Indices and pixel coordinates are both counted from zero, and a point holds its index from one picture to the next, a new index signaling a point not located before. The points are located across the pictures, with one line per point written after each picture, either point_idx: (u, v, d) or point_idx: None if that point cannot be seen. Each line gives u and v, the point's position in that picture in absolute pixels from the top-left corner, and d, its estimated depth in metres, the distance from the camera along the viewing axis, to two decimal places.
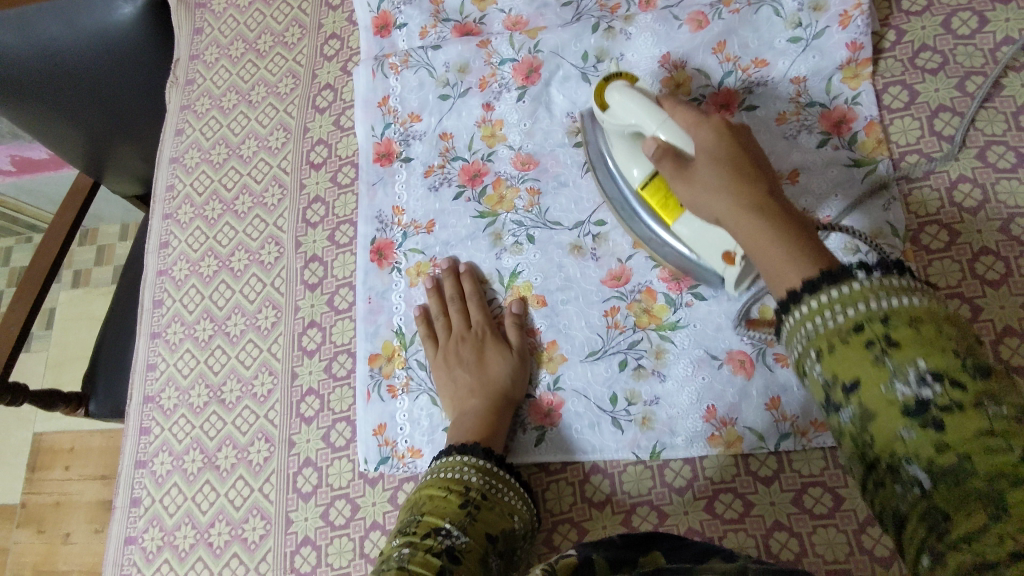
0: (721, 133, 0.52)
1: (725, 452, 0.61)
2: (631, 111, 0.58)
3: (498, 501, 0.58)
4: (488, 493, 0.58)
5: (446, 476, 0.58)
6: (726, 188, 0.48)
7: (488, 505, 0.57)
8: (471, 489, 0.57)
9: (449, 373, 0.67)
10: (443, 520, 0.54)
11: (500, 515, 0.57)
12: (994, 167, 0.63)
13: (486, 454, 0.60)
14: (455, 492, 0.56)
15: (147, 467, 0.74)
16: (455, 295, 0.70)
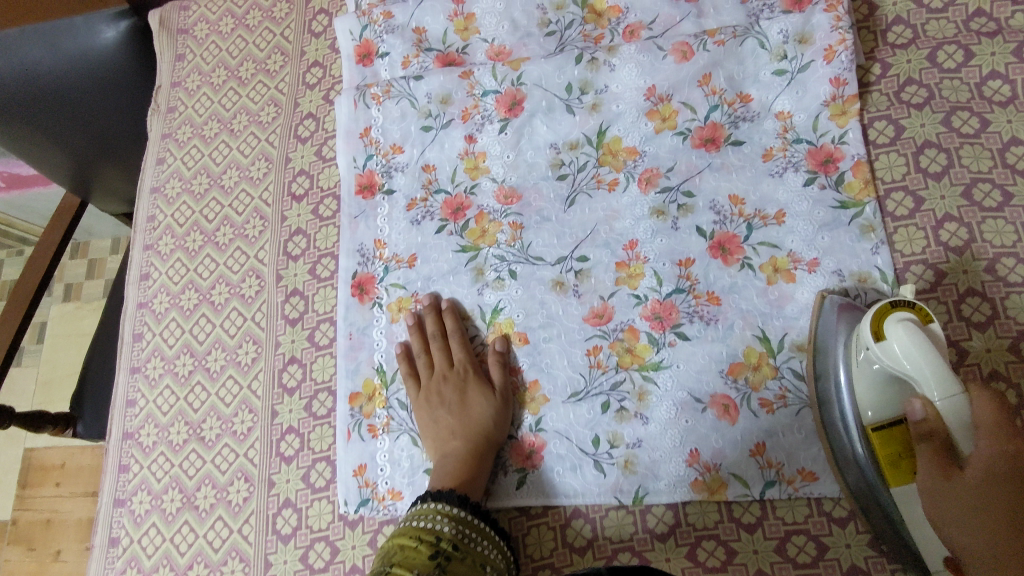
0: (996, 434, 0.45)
1: (708, 499, 0.60)
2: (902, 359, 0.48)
3: (470, 552, 0.57)
4: (460, 543, 0.57)
5: (417, 525, 0.57)
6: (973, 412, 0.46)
7: (459, 556, 0.56)
8: (442, 539, 0.57)
9: (430, 414, 0.66)
10: (413, 572, 0.53)
11: (472, 566, 0.57)
12: (980, 206, 0.62)
13: (462, 502, 0.59)
14: (426, 542, 0.56)
15: (126, 506, 0.73)
16: (436, 333, 0.69)
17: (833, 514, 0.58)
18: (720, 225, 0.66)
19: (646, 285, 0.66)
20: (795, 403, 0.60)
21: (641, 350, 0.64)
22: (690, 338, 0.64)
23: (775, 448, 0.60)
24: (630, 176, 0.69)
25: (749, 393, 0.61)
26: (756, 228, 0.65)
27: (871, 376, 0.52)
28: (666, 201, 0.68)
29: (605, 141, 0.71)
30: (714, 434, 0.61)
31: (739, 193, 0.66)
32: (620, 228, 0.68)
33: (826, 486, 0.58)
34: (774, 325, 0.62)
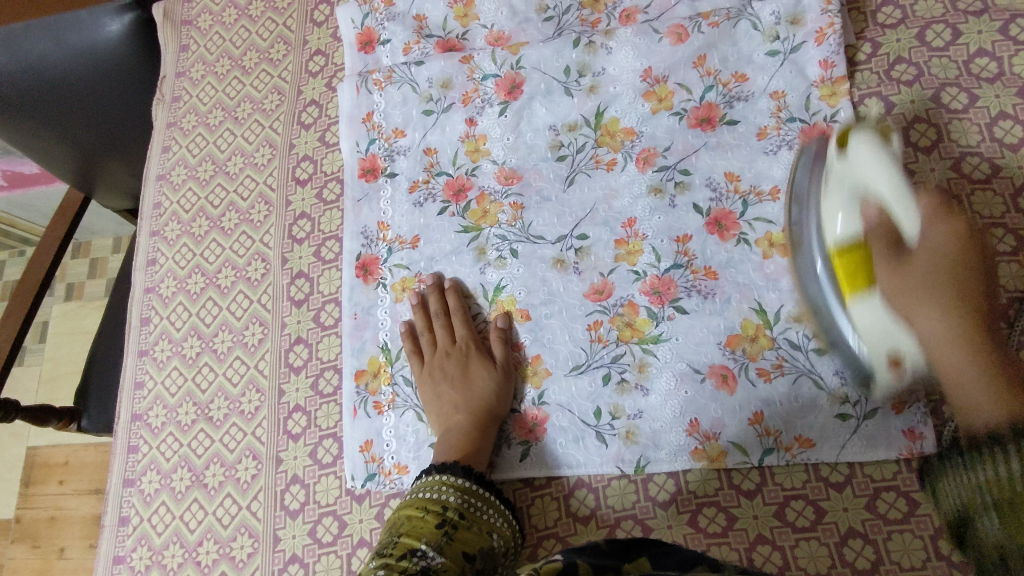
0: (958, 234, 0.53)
1: (708, 467, 0.62)
2: (866, 168, 0.53)
3: (476, 520, 0.58)
4: (466, 512, 0.58)
5: (424, 497, 0.59)
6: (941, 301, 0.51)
7: (466, 524, 0.57)
8: (448, 509, 0.58)
9: (435, 388, 0.68)
10: (420, 540, 0.54)
11: (478, 535, 0.57)
12: (968, 178, 0.64)
13: (467, 472, 0.61)
14: (433, 512, 0.57)
15: (136, 486, 0.74)
16: (439, 311, 0.70)
17: (830, 479, 0.60)
18: (715, 202, 0.68)
19: (644, 261, 0.68)
20: (792, 372, 0.62)
21: (640, 324, 0.66)
22: (688, 312, 0.65)
23: (773, 416, 0.61)
24: (628, 156, 0.71)
25: (747, 363, 0.63)
26: (751, 204, 0.67)
27: (840, 197, 0.54)
28: (663, 179, 0.69)
29: (603, 122, 0.72)
30: (713, 404, 0.62)
31: (734, 171, 0.68)
32: (619, 206, 0.70)
33: (822, 452, 0.60)
34: (769, 298, 0.64)
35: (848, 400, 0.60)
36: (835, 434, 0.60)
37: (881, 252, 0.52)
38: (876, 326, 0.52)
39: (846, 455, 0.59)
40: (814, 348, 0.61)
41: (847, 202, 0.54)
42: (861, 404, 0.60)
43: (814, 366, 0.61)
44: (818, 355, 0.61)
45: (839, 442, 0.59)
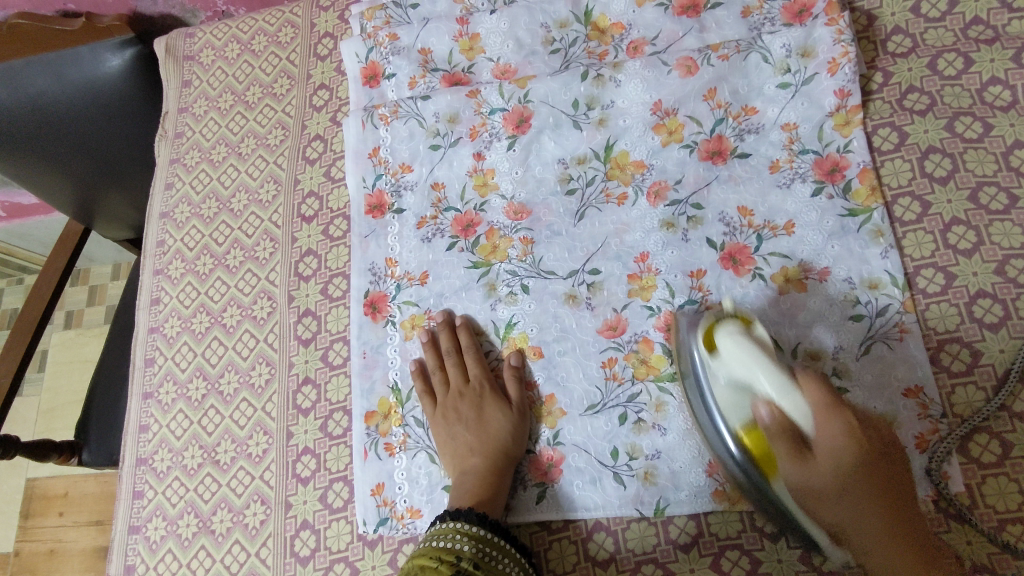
0: (854, 428, 0.52)
1: (730, 508, 0.60)
2: (742, 360, 0.55)
3: (491, 570, 0.57)
4: (482, 562, 0.57)
5: (438, 546, 0.57)
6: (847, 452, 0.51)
7: (480, 575, 0.56)
8: (463, 558, 0.56)
9: (449, 430, 0.67)
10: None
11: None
12: (986, 209, 0.63)
13: (483, 520, 0.59)
14: (447, 563, 0.56)
15: (141, 532, 0.73)
16: (451, 349, 0.69)
17: None
18: (729, 236, 0.67)
19: (659, 297, 0.67)
20: None
21: (655, 361, 0.65)
22: None
23: None
24: (638, 190, 0.70)
25: None
26: (765, 238, 0.66)
27: None
28: (675, 214, 0.69)
29: (612, 155, 0.71)
30: None
31: (747, 205, 0.67)
32: (630, 240, 0.69)
33: None
34: (787, 335, 0.63)
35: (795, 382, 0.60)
36: None
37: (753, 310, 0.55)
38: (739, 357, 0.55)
39: None
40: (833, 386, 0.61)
41: (736, 398, 0.55)
42: None
43: None
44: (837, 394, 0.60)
45: None
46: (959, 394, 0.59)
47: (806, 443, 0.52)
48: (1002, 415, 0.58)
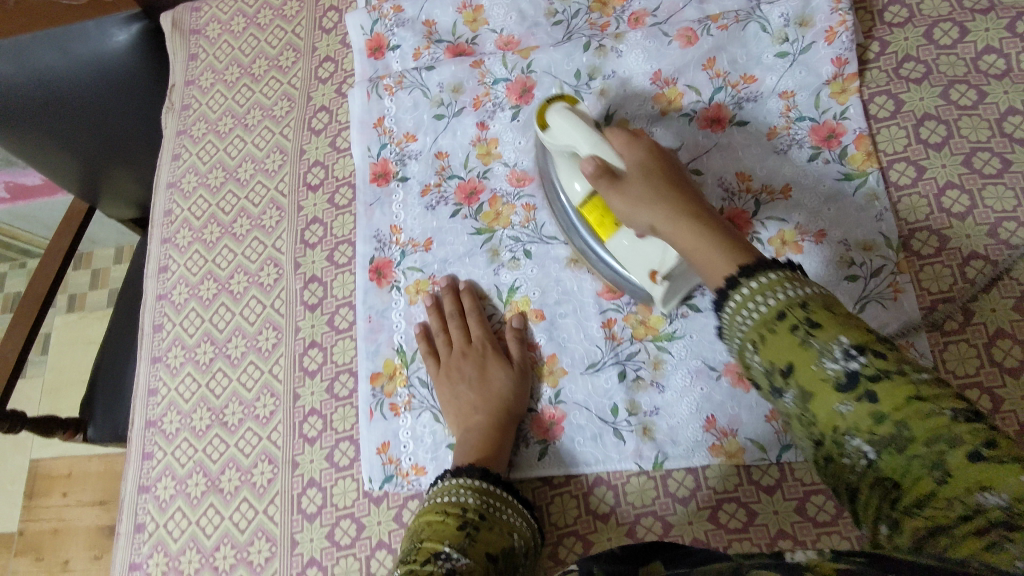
0: (652, 149, 0.57)
1: (726, 462, 0.62)
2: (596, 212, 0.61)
3: (497, 521, 0.58)
4: (486, 514, 0.58)
5: (442, 502, 0.59)
6: (665, 199, 0.53)
7: (487, 525, 0.57)
8: (469, 510, 0.58)
9: (453, 389, 0.68)
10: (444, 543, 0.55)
11: (501, 536, 0.58)
12: (980, 173, 0.65)
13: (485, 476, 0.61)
14: (454, 515, 0.57)
15: (151, 492, 0.74)
16: (455, 311, 0.71)
17: None
18: (728, 201, 0.68)
19: None
20: None
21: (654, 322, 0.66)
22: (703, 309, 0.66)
23: None
24: None
25: None
26: (763, 203, 0.67)
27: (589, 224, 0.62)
28: None
29: (613, 123, 0.73)
30: (730, 401, 0.63)
31: (745, 171, 0.68)
32: None
33: None
34: None
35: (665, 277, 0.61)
36: None
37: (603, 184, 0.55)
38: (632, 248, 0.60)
39: None
40: None
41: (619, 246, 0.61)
42: None
43: None
44: None
45: None
46: (951, 351, 0.61)
47: (619, 169, 0.55)
48: (993, 371, 0.59)
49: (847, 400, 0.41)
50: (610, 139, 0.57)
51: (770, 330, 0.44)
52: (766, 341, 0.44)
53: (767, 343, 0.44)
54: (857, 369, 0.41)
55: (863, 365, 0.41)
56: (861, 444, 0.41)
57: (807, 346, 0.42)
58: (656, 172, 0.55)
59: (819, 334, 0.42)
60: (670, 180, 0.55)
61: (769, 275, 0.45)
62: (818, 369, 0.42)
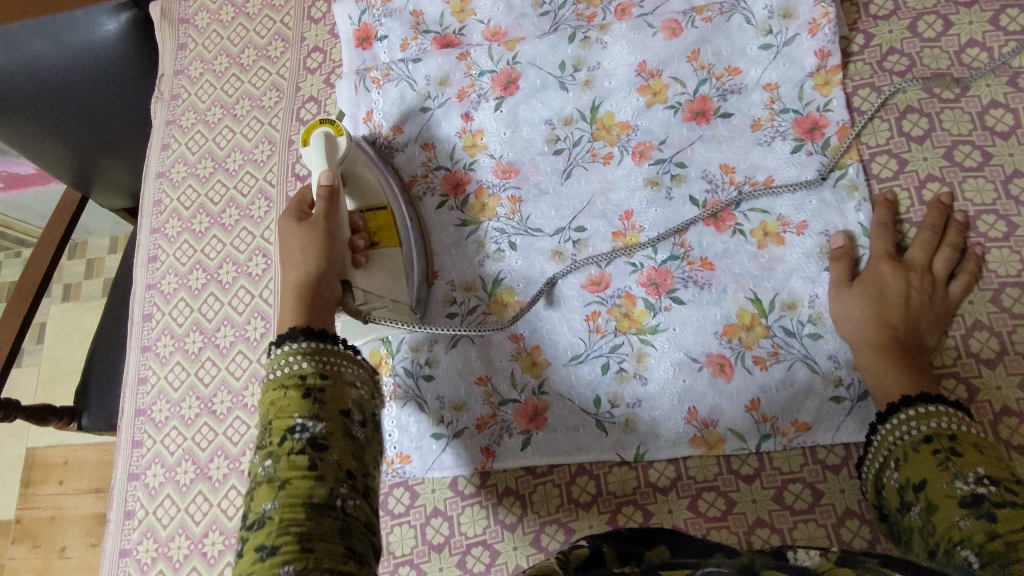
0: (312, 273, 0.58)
1: (707, 453, 0.63)
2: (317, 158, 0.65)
3: (336, 376, 0.50)
4: (330, 372, 0.50)
5: (274, 378, 0.49)
6: (298, 255, 0.59)
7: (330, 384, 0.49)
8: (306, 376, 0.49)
9: (838, 297, 0.62)
10: (294, 418, 0.47)
11: (342, 388, 0.50)
12: (960, 166, 0.65)
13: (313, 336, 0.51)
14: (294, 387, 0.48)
15: (141, 479, 0.75)
16: (885, 251, 0.63)
17: (827, 462, 0.61)
18: (711, 194, 0.69)
19: (642, 253, 0.69)
20: (786, 359, 0.63)
21: (638, 315, 0.67)
22: (685, 301, 0.66)
23: (770, 403, 0.62)
24: (624, 149, 0.72)
25: (743, 352, 0.64)
26: (746, 195, 0.68)
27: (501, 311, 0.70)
28: (660, 172, 0.70)
29: (598, 116, 0.73)
30: (711, 392, 0.64)
31: (729, 163, 0.69)
32: (616, 198, 0.71)
33: (819, 435, 0.61)
34: (765, 287, 0.65)
35: (455, 302, 0.72)
36: (831, 417, 0.61)
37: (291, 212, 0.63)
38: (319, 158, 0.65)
39: (842, 438, 0.61)
40: (809, 335, 0.63)
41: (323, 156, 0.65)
42: (855, 387, 0.61)
43: (809, 352, 0.62)
44: (813, 342, 0.63)
45: (835, 425, 0.61)
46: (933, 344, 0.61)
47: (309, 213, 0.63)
48: (970, 362, 0.60)
49: (967, 515, 0.45)
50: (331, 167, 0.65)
51: (913, 452, 0.51)
52: (906, 461, 0.51)
53: (908, 461, 0.51)
54: (984, 494, 0.45)
55: (990, 492, 0.45)
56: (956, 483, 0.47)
57: (943, 468, 0.48)
58: (878, 293, 0.61)
59: (957, 461, 0.48)
60: (904, 275, 0.61)
61: (930, 404, 0.53)
62: (947, 488, 0.47)
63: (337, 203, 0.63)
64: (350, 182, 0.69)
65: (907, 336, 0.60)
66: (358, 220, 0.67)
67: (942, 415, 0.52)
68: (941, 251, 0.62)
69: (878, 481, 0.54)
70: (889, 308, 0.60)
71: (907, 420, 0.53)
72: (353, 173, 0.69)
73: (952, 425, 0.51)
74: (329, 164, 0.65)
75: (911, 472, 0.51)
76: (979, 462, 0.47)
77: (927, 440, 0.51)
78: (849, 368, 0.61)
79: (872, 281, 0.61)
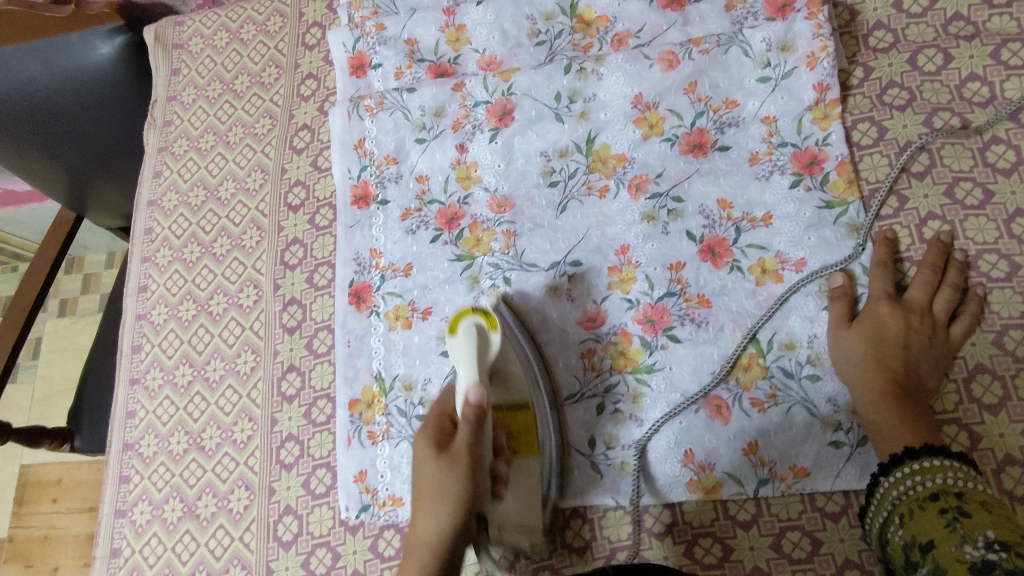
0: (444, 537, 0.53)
1: (703, 498, 0.62)
2: (463, 354, 0.56)
3: None
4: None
5: None
6: (441, 503, 0.53)
7: None
8: None
9: (837, 337, 0.61)
10: None
11: None
12: (961, 204, 0.64)
13: None
14: None
15: (127, 516, 0.74)
16: (885, 291, 0.62)
17: (826, 509, 0.60)
18: (708, 229, 0.67)
19: (638, 289, 0.68)
20: (785, 402, 0.61)
21: (634, 353, 0.66)
22: (681, 339, 0.65)
23: (768, 447, 0.61)
24: (620, 183, 0.71)
25: (740, 393, 0.62)
26: (743, 231, 0.67)
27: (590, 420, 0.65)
28: (655, 207, 0.69)
29: (594, 149, 0.72)
30: (708, 435, 0.62)
31: (727, 198, 0.68)
32: (611, 233, 0.70)
33: (818, 481, 0.60)
34: (762, 326, 0.64)
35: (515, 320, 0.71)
36: (830, 462, 0.60)
37: (428, 445, 0.56)
38: (467, 347, 0.56)
39: (841, 484, 0.59)
40: (808, 376, 0.62)
41: (470, 355, 0.56)
42: (854, 431, 0.60)
43: (808, 395, 0.61)
44: (812, 384, 0.61)
45: (834, 471, 0.60)
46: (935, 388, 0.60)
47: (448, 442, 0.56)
48: (972, 407, 0.59)
49: None
50: (475, 388, 0.54)
51: (918, 509, 0.50)
52: (912, 518, 0.50)
53: (914, 518, 0.50)
54: (996, 561, 0.44)
55: (1002, 558, 0.44)
56: (967, 547, 0.45)
57: (951, 530, 0.47)
58: (878, 336, 0.60)
59: (965, 522, 0.47)
60: (905, 317, 0.60)
61: (934, 458, 0.52)
62: (957, 552, 0.46)
63: (483, 440, 0.55)
64: (498, 377, 0.60)
65: (906, 380, 0.59)
66: (501, 438, 0.60)
67: (949, 470, 0.51)
68: (942, 291, 0.61)
69: (882, 535, 0.52)
70: (889, 351, 0.59)
71: (911, 473, 0.52)
72: (504, 367, 0.60)
73: (958, 480, 0.50)
74: (477, 370, 0.55)
75: (916, 530, 0.49)
76: (988, 524, 0.46)
77: (932, 496, 0.50)
78: (848, 412, 0.60)
79: (872, 323, 0.60)
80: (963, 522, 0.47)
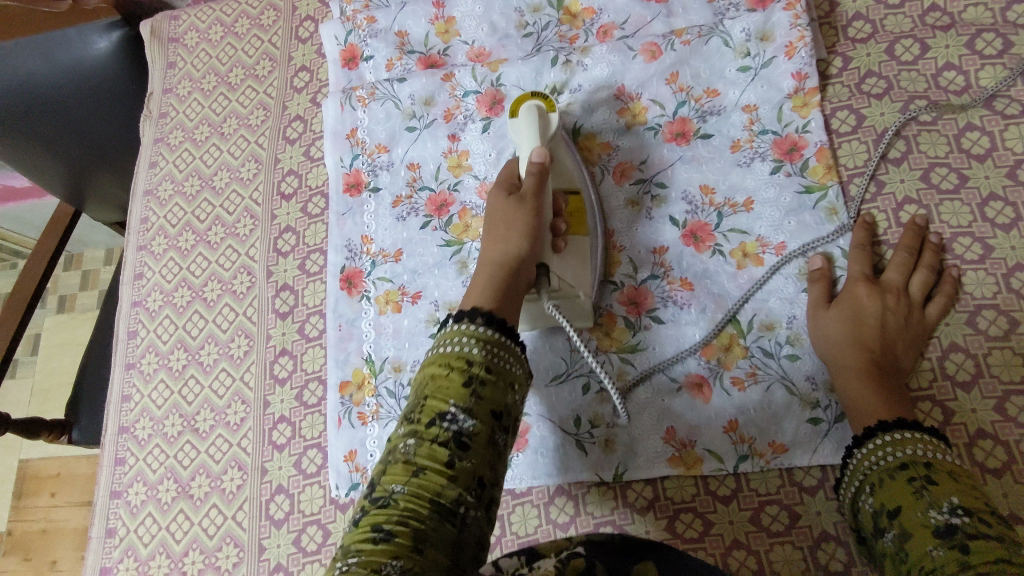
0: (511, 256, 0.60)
1: (684, 473, 0.63)
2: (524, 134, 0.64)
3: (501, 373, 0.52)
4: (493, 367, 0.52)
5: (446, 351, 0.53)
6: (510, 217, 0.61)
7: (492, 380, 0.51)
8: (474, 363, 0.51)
9: (817, 318, 0.62)
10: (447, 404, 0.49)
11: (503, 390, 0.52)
12: (937, 188, 0.66)
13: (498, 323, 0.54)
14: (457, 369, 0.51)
15: (123, 497, 0.75)
16: (861, 273, 0.63)
17: (804, 483, 0.61)
18: (691, 214, 0.69)
19: (622, 272, 0.69)
20: (764, 380, 0.63)
21: (618, 334, 0.68)
22: (664, 320, 0.67)
23: (747, 424, 0.62)
24: (605, 170, 0.72)
25: (721, 371, 0.64)
26: (725, 216, 0.68)
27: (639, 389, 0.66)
28: (639, 192, 0.71)
29: (580, 137, 0.73)
30: (688, 412, 0.64)
31: (709, 183, 0.69)
32: None
33: (796, 457, 0.61)
34: (743, 308, 0.65)
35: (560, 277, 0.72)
36: (808, 439, 0.61)
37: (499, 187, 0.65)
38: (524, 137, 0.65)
39: (819, 459, 0.61)
40: (786, 356, 0.63)
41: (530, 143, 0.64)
42: (832, 408, 0.61)
43: (787, 373, 0.63)
44: (791, 363, 0.63)
45: (812, 447, 0.61)
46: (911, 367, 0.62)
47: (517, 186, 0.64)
48: (945, 384, 0.60)
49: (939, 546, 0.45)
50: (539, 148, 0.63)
51: (889, 478, 0.51)
52: (882, 487, 0.51)
53: (884, 487, 0.51)
54: (958, 525, 0.45)
55: (964, 522, 0.45)
56: (932, 513, 0.47)
57: (918, 497, 0.48)
58: (857, 315, 0.60)
59: (932, 490, 0.48)
60: (883, 298, 0.61)
61: (906, 432, 0.53)
62: (922, 518, 0.47)
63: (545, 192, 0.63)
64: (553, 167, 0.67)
65: (884, 359, 0.59)
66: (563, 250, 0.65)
67: (919, 441, 0.52)
68: (917, 273, 0.63)
69: (854, 504, 0.54)
70: (869, 330, 0.60)
71: (882, 444, 0.53)
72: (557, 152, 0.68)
73: (927, 452, 0.51)
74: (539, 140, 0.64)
75: (884, 498, 0.51)
76: (954, 492, 0.47)
77: (902, 466, 0.51)
78: (825, 390, 0.62)
79: (851, 303, 0.61)
80: (930, 492, 0.48)
